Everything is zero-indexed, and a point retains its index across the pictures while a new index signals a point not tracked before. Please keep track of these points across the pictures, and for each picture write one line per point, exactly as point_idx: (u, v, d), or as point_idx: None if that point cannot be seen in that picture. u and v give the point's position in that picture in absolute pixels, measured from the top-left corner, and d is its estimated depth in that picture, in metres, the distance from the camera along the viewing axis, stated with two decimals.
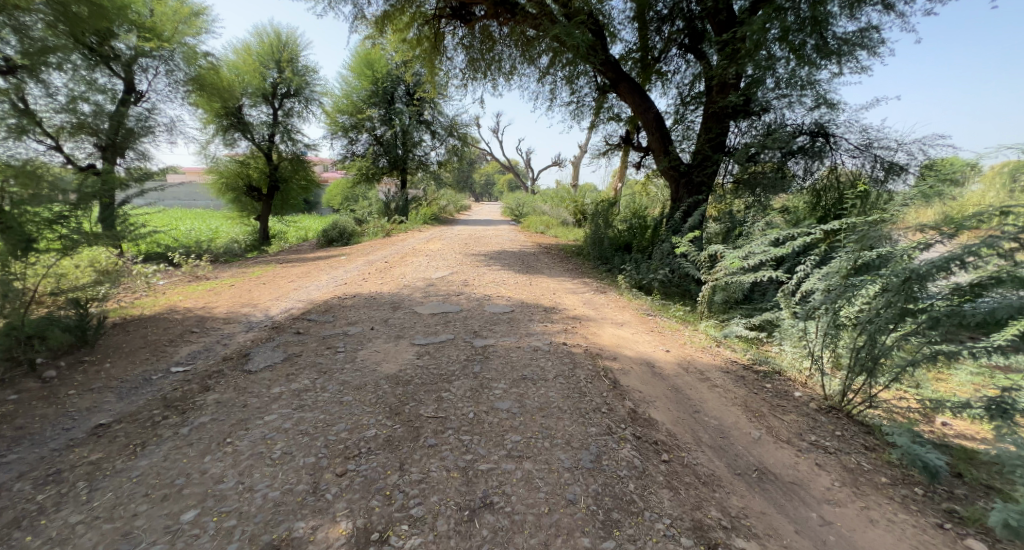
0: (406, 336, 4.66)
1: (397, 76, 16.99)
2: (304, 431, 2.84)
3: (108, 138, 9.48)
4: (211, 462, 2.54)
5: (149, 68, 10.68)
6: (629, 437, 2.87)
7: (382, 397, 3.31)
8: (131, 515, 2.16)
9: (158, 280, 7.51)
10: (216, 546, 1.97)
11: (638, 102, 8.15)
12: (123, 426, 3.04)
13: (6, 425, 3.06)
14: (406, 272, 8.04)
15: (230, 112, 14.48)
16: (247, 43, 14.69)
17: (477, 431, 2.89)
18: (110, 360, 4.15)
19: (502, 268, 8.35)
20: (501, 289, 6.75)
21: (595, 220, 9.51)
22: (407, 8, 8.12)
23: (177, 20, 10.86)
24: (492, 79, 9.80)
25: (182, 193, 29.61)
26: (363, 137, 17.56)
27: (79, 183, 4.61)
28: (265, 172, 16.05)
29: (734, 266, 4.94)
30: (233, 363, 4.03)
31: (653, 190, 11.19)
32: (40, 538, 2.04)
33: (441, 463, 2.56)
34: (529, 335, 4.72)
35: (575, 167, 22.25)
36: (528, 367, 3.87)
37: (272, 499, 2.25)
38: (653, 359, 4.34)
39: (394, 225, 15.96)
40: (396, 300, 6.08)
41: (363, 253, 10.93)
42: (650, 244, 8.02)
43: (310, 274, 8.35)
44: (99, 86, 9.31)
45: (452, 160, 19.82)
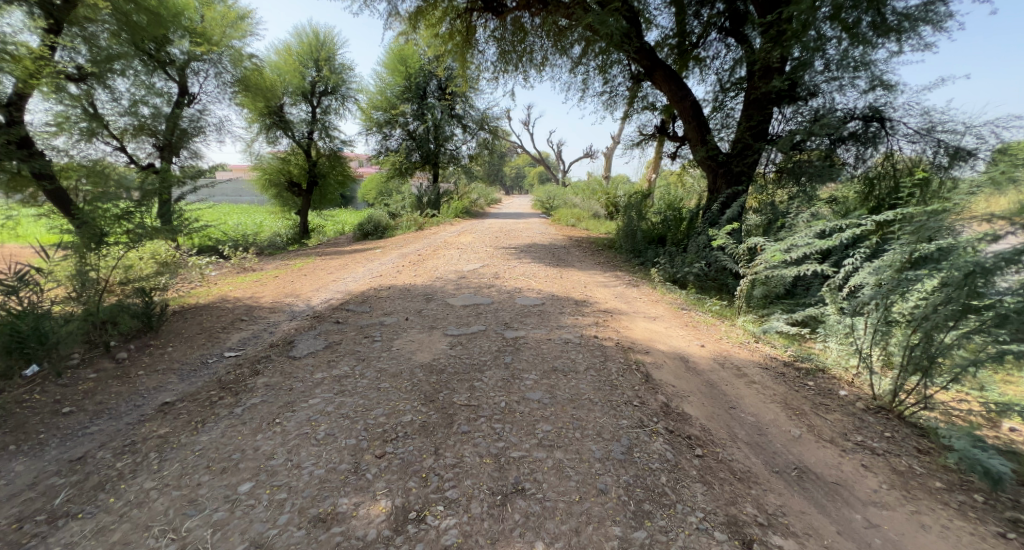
0: (439, 327, 4.79)
1: (429, 71, 17.17)
2: (345, 414, 3.00)
3: (165, 139, 10.17)
4: (263, 440, 2.74)
5: (200, 71, 11.35)
6: (661, 430, 2.86)
7: (416, 384, 3.43)
8: (195, 484, 2.37)
9: (210, 271, 8.03)
10: (270, 516, 2.13)
11: (674, 90, 7.90)
12: (185, 404, 3.31)
13: (88, 399, 3.42)
14: (438, 265, 8.21)
15: (272, 111, 15.10)
16: (289, 43, 15.27)
17: (509, 420, 2.95)
18: (171, 344, 4.51)
19: (532, 261, 8.36)
20: (531, 282, 6.79)
21: (628, 212, 9.34)
22: (439, 3, 8.18)
23: (225, 24, 11.34)
24: (524, 71, 9.74)
25: (230, 189, 31.24)
26: (396, 132, 17.95)
27: (141, 181, 5.05)
28: (305, 168, 16.73)
29: (775, 259, 4.75)
30: (279, 350, 4.28)
31: (688, 181, 10.86)
32: (121, 500, 2.28)
33: (474, 449, 2.64)
34: (560, 328, 4.73)
35: (607, 159, 21.78)
36: (558, 359, 3.90)
37: (318, 476, 2.40)
38: (687, 354, 4.25)
39: (426, 219, 16.27)
40: (429, 292, 6.24)
41: (397, 246, 11.23)
42: (685, 237, 7.83)
43: (348, 267, 8.70)
44: (156, 89, 9.94)
45: (483, 154, 19.90)
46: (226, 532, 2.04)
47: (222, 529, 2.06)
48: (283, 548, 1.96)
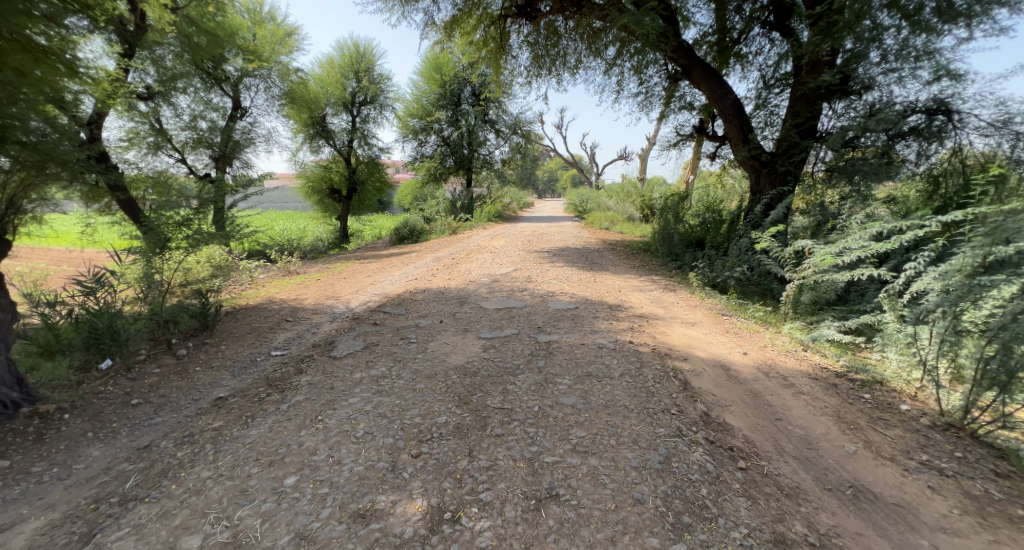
0: (473, 330, 4.85)
1: (463, 78, 17.49)
2: (383, 413, 3.09)
3: (220, 150, 10.91)
4: (306, 436, 2.86)
5: (252, 86, 12.14)
6: (701, 441, 2.75)
7: (451, 386, 3.49)
8: (246, 476, 2.51)
9: (259, 274, 8.52)
10: (313, 509, 2.22)
11: (714, 88, 7.66)
12: (237, 400, 3.51)
13: (154, 392, 3.71)
14: (471, 268, 8.31)
15: (316, 121, 15.84)
16: (332, 56, 16.01)
17: (542, 424, 2.94)
18: (224, 343, 4.80)
19: (565, 265, 8.31)
20: (564, 285, 6.75)
21: (664, 214, 9.11)
22: (474, 11, 8.32)
23: (274, 41, 12.04)
24: (557, 75, 9.74)
25: (277, 197, 33.15)
26: (431, 139, 18.42)
27: (199, 191, 5.49)
28: (345, 175, 17.43)
29: (825, 263, 4.50)
30: (321, 350, 4.47)
31: (728, 182, 10.46)
32: (182, 487, 2.45)
33: (508, 452, 2.65)
34: (594, 332, 4.67)
35: (642, 160, 21.36)
36: (592, 364, 3.85)
37: (357, 473, 2.48)
38: (728, 362, 4.08)
39: (460, 223, 16.53)
40: (463, 295, 6.32)
41: (431, 250, 11.47)
42: (725, 240, 7.54)
43: (385, 270, 8.96)
44: (213, 104, 10.73)
45: (516, 158, 20.01)
46: (273, 523, 2.15)
47: (270, 519, 2.17)
48: (326, 541, 2.03)
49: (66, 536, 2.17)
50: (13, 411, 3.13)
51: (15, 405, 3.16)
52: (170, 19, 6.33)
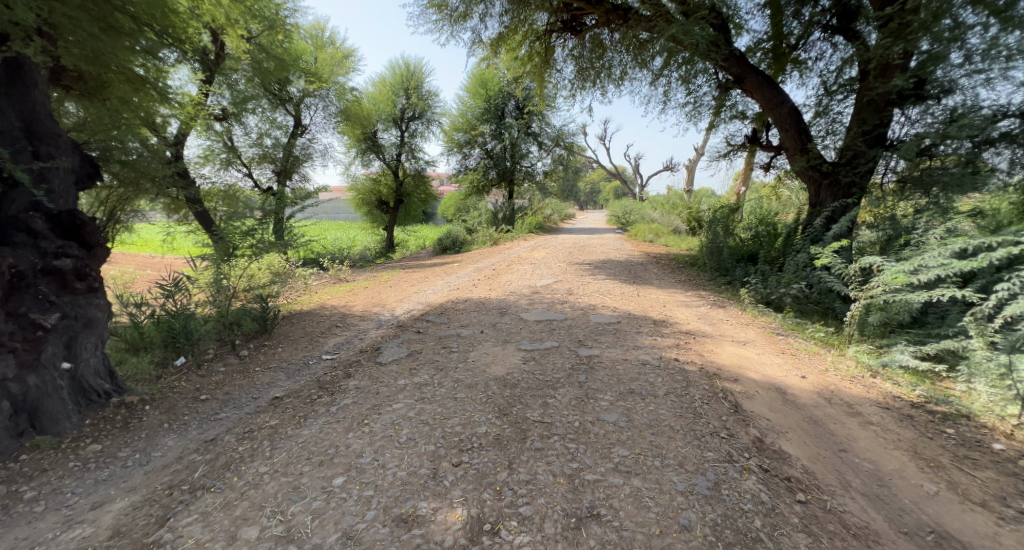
0: (513, 341, 4.87)
1: (508, 92, 17.81)
2: (425, 421, 3.16)
3: (282, 165, 11.75)
4: (353, 438, 2.98)
5: (312, 105, 13.03)
6: (754, 468, 2.59)
7: (491, 397, 3.51)
8: (298, 473, 2.64)
9: (313, 281, 9.05)
10: (359, 511, 2.30)
11: (769, 96, 7.38)
12: (291, 400, 3.72)
13: (218, 389, 4.01)
14: (512, 279, 8.37)
15: (367, 136, 16.74)
16: (384, 76, 16.88)
17: (583, 440, 2.89)
18: (281, 346, 5.11)
19: (607, 278, 8.19)
20: (606, 299, 6.63)
21: (713, 227, 8.76)
22: (520, 27, 8.49)
23: (333, 63, 12.91)
24: (602, 87, 9.72)
25: (330, 209, 35.48)
26: (475, 152, 18.90)
27: (262, 203, 5.95)
28: (392, 187, 18.21)
29: (897, 282, 4.14)
30: (368, 356, 4.66)
31: (784, 194, 9.89)
32: (242, 480, 2.62)
33: (547, 467, 2.62)
34: (637, 348, 4.54)
35: (688, 171, 20.71)
36: (634, 381, 3.74)
37: (400, 478, 2.55)
38: (785, 385, 3.82)
39: (501, 235, 16.74)
40: (504, 306, 6.37)
41: (472, 260, 11.70)
42: (781, 254, 7.12)
43: (428, 279, 9.22)
44: (277, 122, 11.65)
45: (558, 169, 20.03)
46: (322, 520, 2.24)
47: (320, 517, 2.26)
48: (370, 543, 2.09)
49: (145, 518, 2.38)
50: (104, 400, 3.49)
51: (106, 395, 3.53)
52: (245, 48, 6.94)
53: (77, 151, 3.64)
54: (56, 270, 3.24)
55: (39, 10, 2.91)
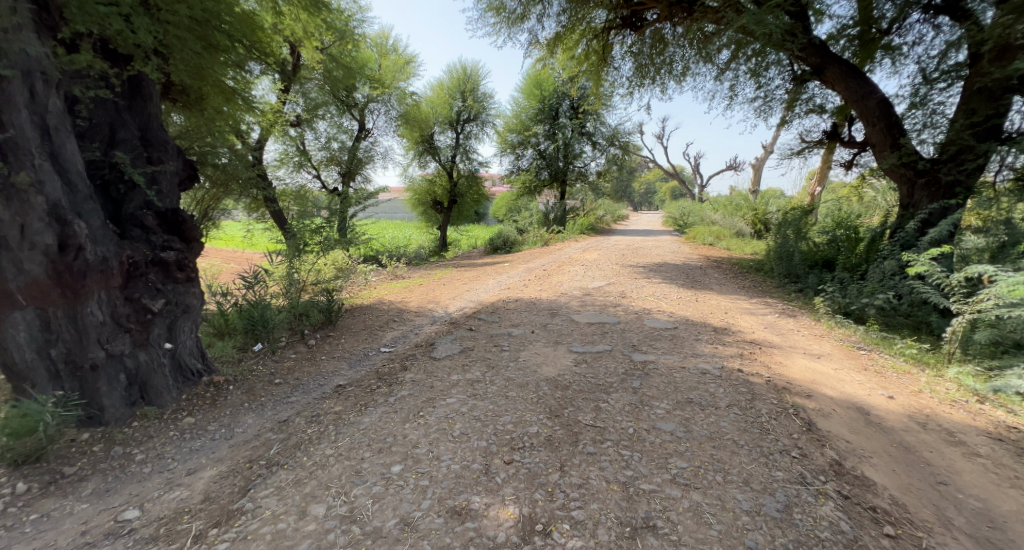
0: (564, 342, 4.83)
1: (563, 92, 17.67)
2: (477, 417, 3.22)
3: (347, 167, 12.50)
4: (410, 429, 3.10)
5: (375, 110, 13.73)
6: (831, 493, 2.38)
7: (542, 397, 3.51)
8: (360, 458, 2.79)
9: (372, 277, 9.54)
10: (415, 498, 2.39)
11: (853, 87, 6.74)
12: (353, 388, 3.95)
13: (289, 375, 4.34)
14: (563, 280, 8.30)
15: (425, 139, 17.37)
16: (442, 80, 17.42)
17: (638, 448, 2.80)
18: (344, 337, 5.44)
19: (663, 281, 7.88)
20: (661, 303, 6.39)
21: (782, 230, 8.13)
22: (577, 26, 8.41)
23: (395, 69, 13.54)
24: (662, 84, 9.37)
25: (387, 209, 37.29)
26: (528, 152, 18.98)
27: (330, 203, 6.37)
28: (447, 188, 18.74)
29: (1014, 295, 3.63)
30: (423, 350, 4.83)
31: (868, 194, 8.98)
32: (311, 460, 2.82)
33: (600, 473, 2.57)
34: (695, 356, 4.32)
35: (755, 171, 19.41)
36: (693, 390, 3.57)
37: (454, 471, 2.61)
38: (867, 405, 3.47)
39: (553, 235, 16.68)
40: (555, 307, 6.34)
41: (524, 260, 11.72)
42: (863, 260, 6.47)
43: (480, 278, 9.38)
44: (344, 127, 12.41)
45: (612, 169, 19.58)
46: (382, 505, 2.35)
47: (380, 502, 2.38)
48: (426, 531, 2.16)
49: (230, 486, 2.63)
50: (197, 378, 3.90)
51: (198, 374, 3.93)
52: (319, 59, 7.46)
53: (181, 156, 4.09)
54: (162, 261, 3.63)
55: (156, 32, 3.34)
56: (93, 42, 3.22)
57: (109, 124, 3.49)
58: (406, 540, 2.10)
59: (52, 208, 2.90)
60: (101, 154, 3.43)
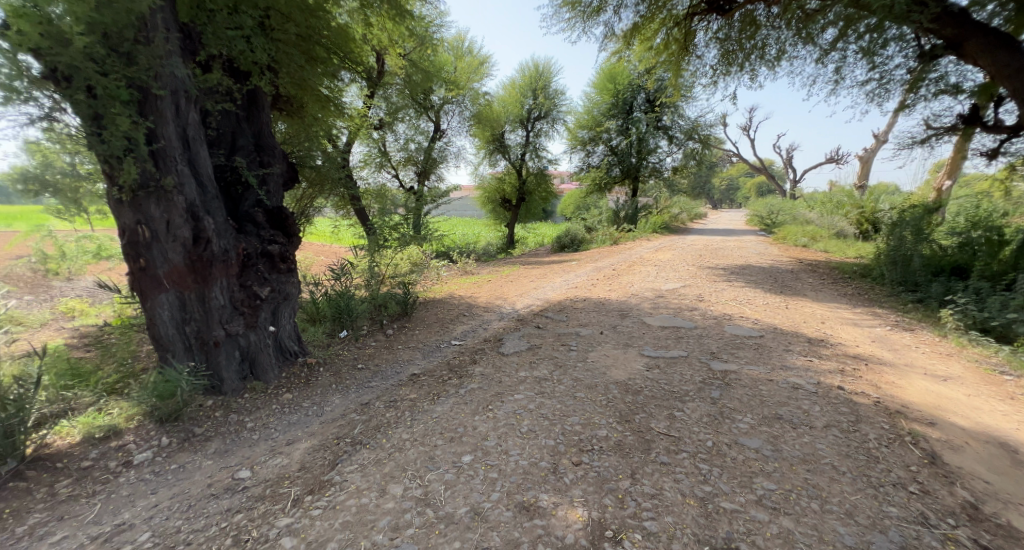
0: (635, 345, 4.64)
1: (638, 85, 16.97)
2: (545, 415, 3.21)
3: (422, 166, 13.14)
4: (480, 421, 3.18)
5: (450, 112, 14.24)
6: (962, 541, 2.02)
7: (611, 401, 3.40)
8: (433, 445, 2.92)
9: (444, 272, 9.94)
10: (485, 489, 2.45)
11: (1002, 61, 5.65)
12: (426, 378, 4.15)
13: (370, 361, 4.67)
14: (634, 281, 8.00)
15: (496, 137, 17.70)
16: (514, 79, 17.59)
17: (718, 463, 2.61)
18: (418, 328, 5.73)
19: (747, 285, 7.27)
20: (744, 309, 5.89)
21: (897, 230, 7.08)
22: (657, 15, 7.99)
23: (470, 71, 13.95)
24: (751, 70, 8.60)
25: (459, 206, 38.84)
26: (599, 149, 18.54)
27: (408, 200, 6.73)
28: (516, 186, 18.97)
29: None
30: (492, 345, 4.94)
31: (1017, 188, 7.49)
32: (389, 442, 3.01)
33: (675, 485, 2.43)
34: (785, 368, 3.92)
35: (862, 164, 17.10)
36: (782, 405, 3.24)
37: (522, 467, 2.63)
38: (1013, 441, 2.90)
39: (623, 234, 16.14)
40: (625, 308, 6.12)
41: (593, 259, 11.49)
42: (1008, 268, 5.42)
43: (547, 276, 9.36)
44: (421, 128, 13.05)
45: (689, 164, 18.46)
46: (454, 492, 2.44)
47: (452, 488, 2.47)
48: (495, 523, 2.20)
49: (322, 459, 2.89)
50: (294, 359, 4.33)
51: (295, 355, 4.37)
52: (401, 65, 7.90)
53: (286, 160, 4.58)
54: (268, 253, 4.10)
55: (270, 49, 3.79)
56: (222, 62, 3.70)
57: (231, 132, 4.01)
58: (476, 529, 2.16)
59: (189, 207, 3.40)
60: (224, 159, 3.95)
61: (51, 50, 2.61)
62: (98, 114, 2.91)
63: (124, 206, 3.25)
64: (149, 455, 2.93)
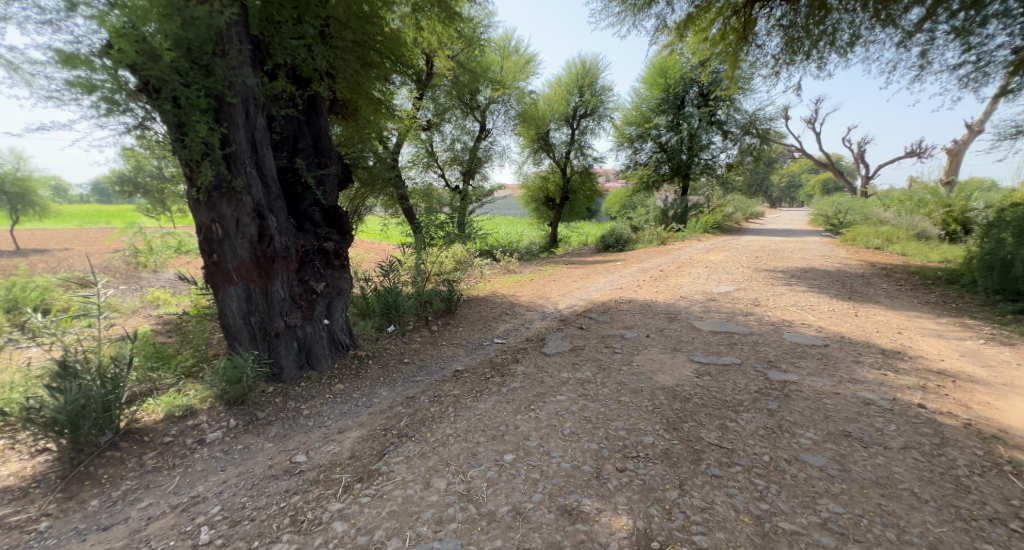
0: (684, 350, 4.45)
1: (691, 78, 16.26)
2: (588, 418, 3.14)
3: (468, 166, 13.34)
4: (522, 420, 3.17)
5: (496, 111, 14.35)
6: None
7: (658, 407, 3.27)
8: (475, 442, 2.95)
9: (487, 271, 10.05)
10: (527, 489, 2.43)
11: None
12: (469, 375, 4.20)
13: (416, 356, 4.80)
14: (683, 283, 7.68)
15: (541, 136, 17.63)
16: (560, 77, 17.42)
17: (776, 480, 2.43)
18: (461, 325, 5.82)
19: (809, 290, 6.75)
20: (806, 315, 5.48)
21: (992, 231, 6.28)
22: (713, 4, 7.58)
23: (517, 70, 13.97)
24: (819, 58, 7.94)
25: (503, 206, 39.20)
26: (647, 146, 17.96)
27: None
28: (560, 185, 18.82)
29: None
30: (534, 344, 4.92)
31: None
32: (433, 436, 3.07)
33: (728, 499, 2.29)
34: (854, 382, 3.59)
35: (950, 158, 15.36)
36: (851, 422, 2.97)
37: (564, 469, 2.59)
38: None
39: (671, 233, 15.54)
40: (673, 311, 5.88)
41: (638, 260, 11.16)
42: None
43: (591, 276, 9.20)
44: (467, 128, 13.25)
45: (745, 161, 17.44)
46: (496, 490, 2.45)
47: (494, 486, 2.48)
48: (537, 524, 2.18)
49: (370, 448, 3.00)
50: (346, 351, 4.54)
51: (347, 347, 4.57)
52: (449, 66, 8.05)
53: (341, 161, 4.81)
54: (324, 250, 4.32)
55: (328, 57, 4.02)
56: (286, 70, 3.95)
57: (293, 136, 4.26)
58: (518, 529, 2.15)
59: (256, 206, 3.65)
60: (287, 161, 4.20)
61: (144, 65, 2.89)
62: (181, 122, 3.19)
63: (201, 205, 3.53)
64: (219, 434, 3.19)
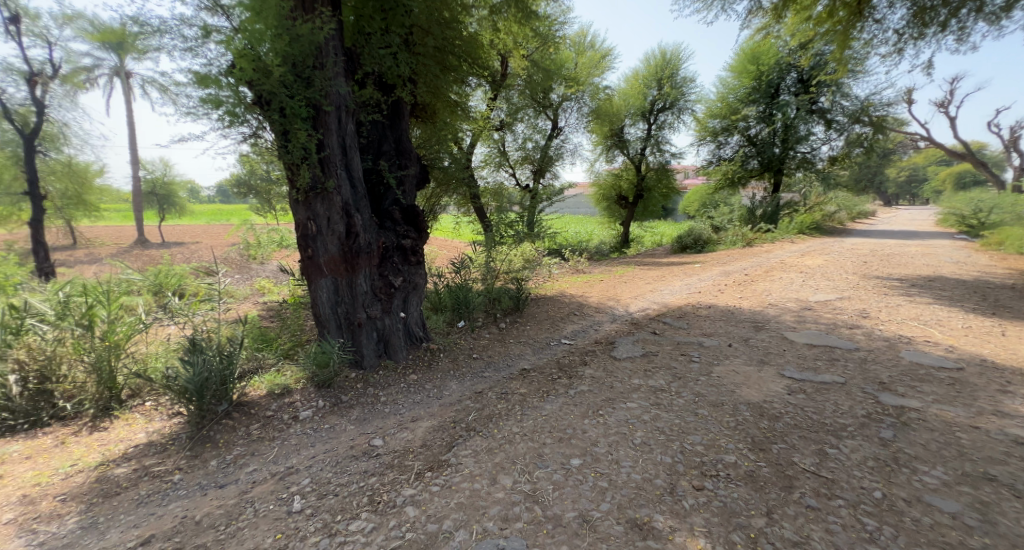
0: (773, 363, 4.02)
1: (788, 63, 14.70)
2: (662, 429, 2.96)
3: (539, 165, 13.34)
4: (590, 425, 3.07)
5: (568, 109, 14.16)
6: None
7: (742, 424, 2.98)
8: (542, 443, 2.91)
9: (555, 270, 9.97)
10: (594, 497, 2.35)
11: None
12: (536, 374, 4.18)
13: (484, 352, 4.89)
14: (772, 289, 6.97)
15: (615, 132, 17.08)
16: (637, 70, 16.71)
17: (891, 521, 2.09)
18: (529, 324, 5.82)
19: (935, 302, 5.75)
20: (931, 332, 4.67)
21: None
22: None
23: (592, 65, 13.65)
24: (957, 28, 6.70)
25: (573, 205, 38.81)
26: (733, 139, 16.59)
27: None
28: (634, 183, 18.10)
29: None
30: (604, 347, 4.76)
31: None
32: (499, 433, 3.09)
33: (828, 536, 2.01)
34: (1000, 415, 2.96)
35: None
36: (995, 464, 2.45)
37: (634, 481, 2.46)
38: None
39: (759, 234, 14.21)
40: (760, 320, 5.34)
41: (720, 263, 10.34)
42: None
43: (666, 279, 8.71)
44: (539, 127, 13.25)
45: (854, 153, 15.37)
46: (562, 494, 2.39)
47: (559, 490, 2.43)
48: (605, 535, 2.09)
49: (439, 439, 3.11)
50: (419, 343, 4.75)
51: (420, 340, 4.79)
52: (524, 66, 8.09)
53: (420, 162, 5.04)
54: (403, 247, 4.55)
55: (410, 63, 4.22)
56: (373, 78, 4.21)
57: (377, 140, 4.55)
58: (584, 537, 2.08)
59: (345, 206, 3.95)
60: (371, 163, 4.50)
61: (258, 81, 3.24)
62: (287, 130, 3.54)
63: (300, 205, 3.90)
64: (310, 413, 3.51)
